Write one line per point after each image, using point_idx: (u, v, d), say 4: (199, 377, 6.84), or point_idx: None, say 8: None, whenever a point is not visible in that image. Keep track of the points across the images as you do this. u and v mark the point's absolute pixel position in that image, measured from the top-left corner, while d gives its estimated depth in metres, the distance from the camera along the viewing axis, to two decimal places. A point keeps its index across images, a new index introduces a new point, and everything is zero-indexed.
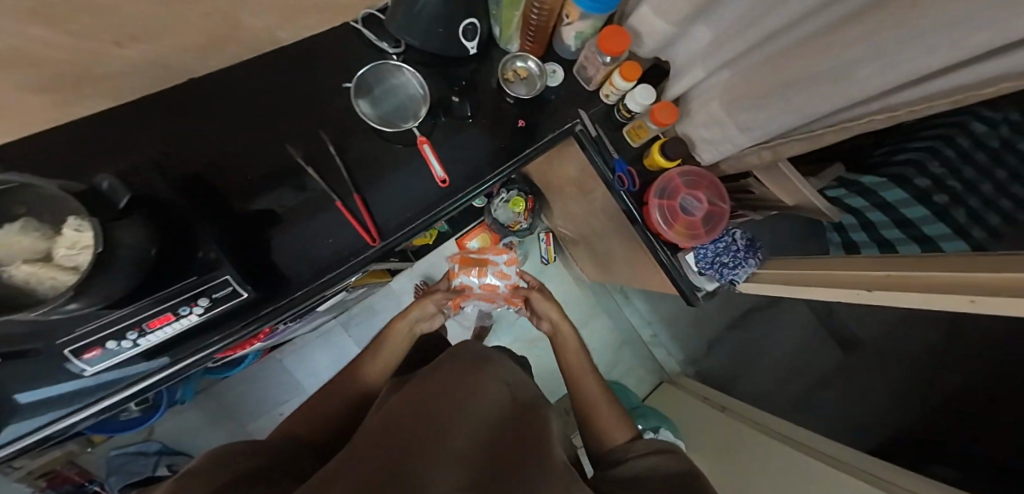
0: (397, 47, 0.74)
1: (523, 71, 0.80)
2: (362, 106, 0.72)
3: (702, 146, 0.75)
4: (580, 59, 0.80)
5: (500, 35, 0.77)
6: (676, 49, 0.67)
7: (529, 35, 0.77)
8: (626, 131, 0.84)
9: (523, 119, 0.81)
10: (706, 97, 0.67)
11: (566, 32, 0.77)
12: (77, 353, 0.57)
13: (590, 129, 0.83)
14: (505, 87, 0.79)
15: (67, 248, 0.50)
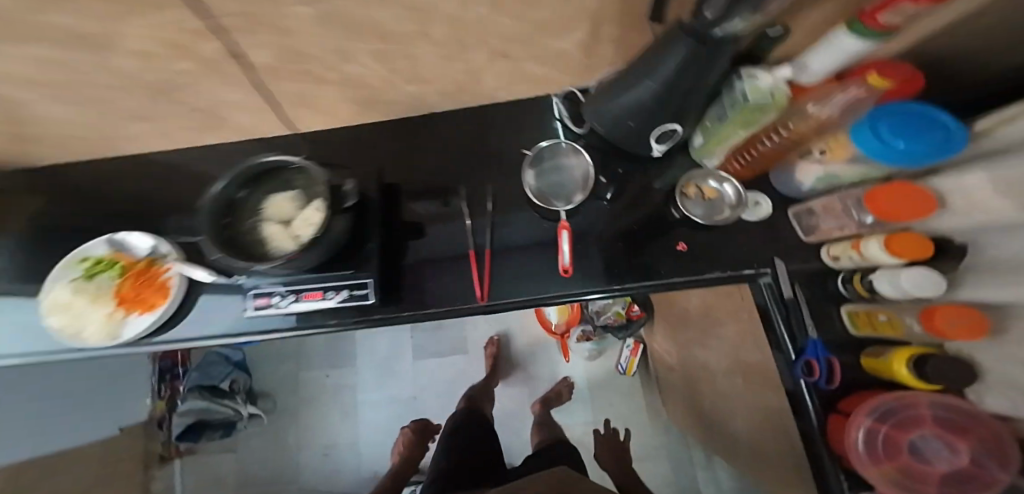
0: (581, 128, 0.70)
1: (712, 192, 0.65)
2: (524, 177, 0.67)
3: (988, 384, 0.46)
4: (816, 203, 0.60)
5: (700, 148, 0.64)
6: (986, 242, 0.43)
7: (739, 157, 0.62)
8: (847, 311, 0.59)
9: (687, 243, 0.64)
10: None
11: (807, 167, 0.57)
12: (250, 298, 0.59)
13: (783, 287, 0.61)
14: (683, 204, 0.64)
15: (298, 217, 0.57)
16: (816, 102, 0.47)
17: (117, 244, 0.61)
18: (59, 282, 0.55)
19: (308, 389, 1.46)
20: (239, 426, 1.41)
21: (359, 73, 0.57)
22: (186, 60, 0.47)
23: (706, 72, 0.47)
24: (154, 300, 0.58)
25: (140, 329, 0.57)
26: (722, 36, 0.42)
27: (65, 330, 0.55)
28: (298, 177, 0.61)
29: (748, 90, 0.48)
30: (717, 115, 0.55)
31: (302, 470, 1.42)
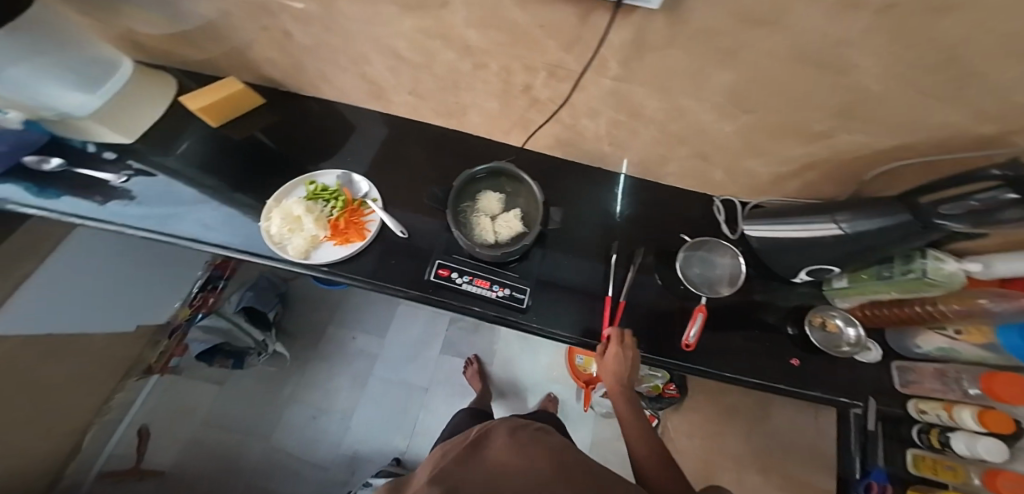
0: (735, 234, 0.80)
1: (833, 327, 0.81)
2: (679, 259, 0.74)
3: None
4: (924, 365, 0.76)
5: (841, 289, 0.80)
6: None
7: (873, 309, 0.78)
8: (913, 453, 0.76)
9: (802, 360, 0.78)
10: None
11: (931, 337, 0.72)
12: (433, 267, 0.66)
13: (869, 419, 0.76)
14: (808, 328, 0.79)
15: (502, 218, 0.64)
16: (991, 300, 0.63)
17: (342, 180, 0.71)
18: (297, 200, 0.65)
19: (327, 344, 1.32)
20: (248, 358, 1.24)
21: (586, 126, 0.66)
22: (511, 75, 0.58)
23: (905, 239, 0.56)
24: (354, 236, 0.66)
25: (335, 258, 0.65)
26: (937, 224, 0.52)
27: (279, 234, 0.64)
28: (511, 184, 0.67)
29: (929, 268, 0.64)
30: (882, 271, 0.71)
31: (282, 427, 1.24)
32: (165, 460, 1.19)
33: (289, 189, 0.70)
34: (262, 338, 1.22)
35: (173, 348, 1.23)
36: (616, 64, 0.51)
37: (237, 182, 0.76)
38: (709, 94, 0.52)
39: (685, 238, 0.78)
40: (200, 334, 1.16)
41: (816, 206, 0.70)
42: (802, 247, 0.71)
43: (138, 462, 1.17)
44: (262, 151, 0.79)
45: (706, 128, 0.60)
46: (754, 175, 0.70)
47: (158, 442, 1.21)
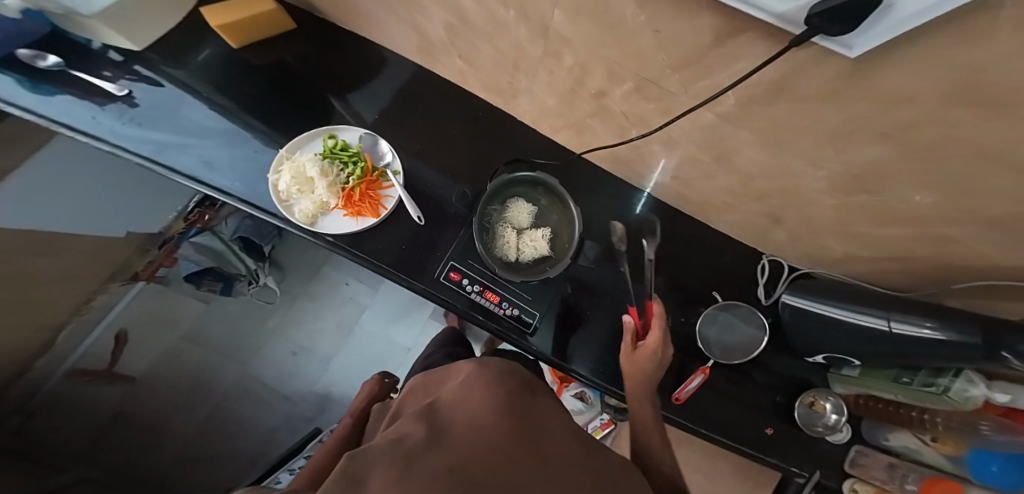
0: (768, 299, 0.74)
1: (821, 409, 0.75)
2: (705, 315, 0.69)
3: None
4: (879, 454, 0.75)
5: (845, 376, 0.75)
6: None
7: (869, 400, 0.75)
8: None
9: (775, 431, 0.76)
10: None
11: (905, 435, 0.70)
12: (445, 267, 0.60)
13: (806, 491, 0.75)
14: (796, 404, 0.75)
15: (529, 234, 0.58)
16: (990, 426, 0.59)
17: (365, 142, 0.63)
18: (311, 157, 0.58)
19: (319, 284, 1.26)
20: (238, 285, 1.17)
21: (657, 152, 0.57)
22: (587, 76, 0.49)
23: (960, 360, 0.54)
24: (367, 212, 0.58)
25: (343, 230, 0.58)
26: (1005, 355, 0.48)
27: (286, 191, 0.58)
28: (546, 198, 0.59)
29: (951, 387, 0.59)
30: (901, 375, 0.66)
31: (262, 356, 1.23)
32: (139, 366, 1.18)
33: (305, 140, 0.63)
34: (255, 267, 1.15)
35: (163, 259, 1.14)
36: (730, 100, 0.42)
37: (246, 118, 0.67)
38: (826, 155, 0.45)
39: (717, 298, 0.72)
40: (193, 252, 1.10)
41: (874, 294, 0.64)
42: (836, 332, 0.67)
43: (112, 366, 1.15)
44: (280, 86, 0.68)
45: (796, 189, 0.52)
46: (823, 246, 0.64)
47: (137, 347, 1.19)
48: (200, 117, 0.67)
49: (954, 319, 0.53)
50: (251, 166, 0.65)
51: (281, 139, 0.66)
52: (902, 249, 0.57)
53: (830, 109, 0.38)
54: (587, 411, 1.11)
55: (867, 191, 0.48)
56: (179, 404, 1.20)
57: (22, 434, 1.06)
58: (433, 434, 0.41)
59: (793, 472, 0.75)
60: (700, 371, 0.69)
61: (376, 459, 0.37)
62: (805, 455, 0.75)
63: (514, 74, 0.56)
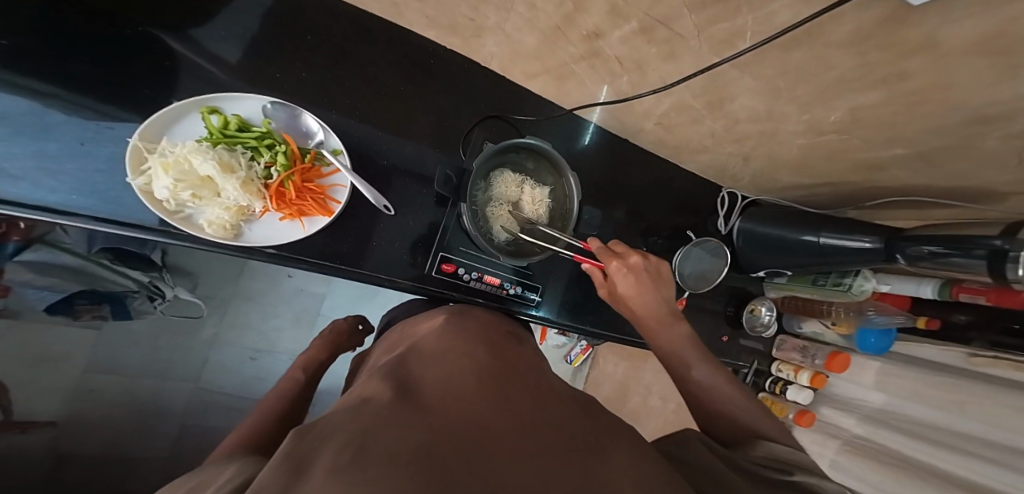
0: (725, 227, 0.84)
1: (758, 312, 0.89)
2: (678, 254, 0.74)
3: (823, 399, 0.93)
4: (795, 339, 0.94)
5: (777, 284, 0.88)
6: (850, 385, 0.88)
7: (791, 300, 0.90)
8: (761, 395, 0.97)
9: (728, 337, 0.90)
10: (850, 402, 0.88)
11: (813, 322, 0.88)
12: (436, 261, 0.58)
13: (749, 376, 0.95)
14: (742, 312, 0.88)
15: (522, 204, 0.55)
16: (874, 310, 0.78)
17: (274, 115, 0.47)
18: (193, 146, 0.42)
19: (252, 282, 1.04)
20: (132, 302, 0.91)
21: (647, 99, 0.53)
22: (581, 12, 0.39)
23: (864, 262, 0.63)
24: (313, 211, 0.48)
25: (286, 239, 0.48)
26: (896, 257, 0.58)
27: (172, 200, 0.42)
28: (533, 165, 0.57)
29: (854, 284, 0.74)
30: (817, 279, 0.79)
31: (212, 370, 1.04)
32: (50, 406, 0.88)
33: (169, 121, 0.44)
34: (148, 279, 0.89)
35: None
36: (741, 46, 0.38)
37: (60, 88, 0.44)
38: (817, 100, 0.45)
39: (690, 236, 0.80)
40: (34, 276, 0.77)
41: (796, 214, 0.72)
42: (772, 250, 0.75)
43: (9, 415, 0.84)
44: (75, 33, 0.45)
45: (777, 130, 0.54)
46: (776, 177, 0.71)
47: (30, 389, 0.86)
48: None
49: (865, 229, 0.62)
50: (91, 165, 0.44)
51: (118, 117, 0.46)
52: (838, 179, 0.64)
53: (839, 59, 0.37)
54: (566, 344, 1.15)
55: (839, 133, 0.50)
56: (132, 434, 0.95)
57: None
58: (409, 403, 0.31)
59: (738, 365, 0.93)
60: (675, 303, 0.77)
61: (339, 423, 0.27)
62: (747, 348, 0.93)
63: (480, 10, 0.44)
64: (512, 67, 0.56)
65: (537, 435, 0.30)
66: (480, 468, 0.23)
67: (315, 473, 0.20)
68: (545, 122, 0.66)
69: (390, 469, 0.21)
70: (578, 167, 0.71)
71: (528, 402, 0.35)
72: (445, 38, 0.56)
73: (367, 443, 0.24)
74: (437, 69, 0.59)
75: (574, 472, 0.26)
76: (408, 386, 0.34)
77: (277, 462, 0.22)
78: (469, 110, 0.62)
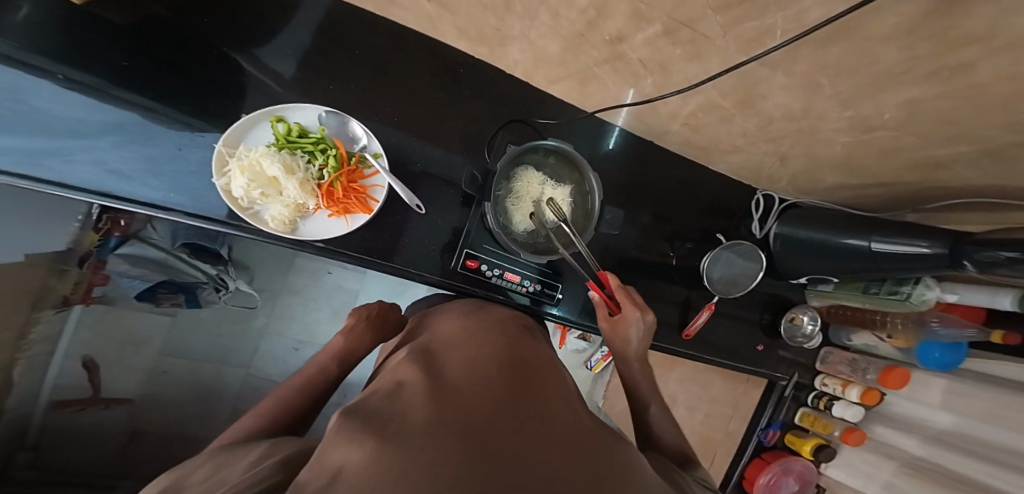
0: (760, 231, 0.81)
1: (800, 322, 0.85)
2: (709, 256, 0.73)
3: (880, 418, 0.87)
4: (842, 352, 0.88)
5: (821, 292, 0.83)
6: (911, 404, 0.81)
7: (838, 309, 0.84)
8: (802, 411, 0.93)
9: (765, 346, 0.86)
10: (911, 422, 0.81)
11: (865, 335, 0.82)
12: (461, 257, 0.61)
13: (789, 389, 0.91)
14: (781, 320, 0.84)
15: (545, 200, 0.57)
16: (939, 321, 0.72)
17: (327, 122, 0.53)
18: (264, 150, 0.47)
19: (299, 277, 1.12)
20: (201, 293, 1.00)
21: (673, 100, 0.54)
22: (604, 17, 0.41)
23: (919, 269, 0.58)
24: (356, 208, 0.52)
25: (332, 234, 0.52)
26: (964, 264, 0.52)
27: (245, 198, 0.48)
28: (555, 165, 0.59)
29: (913, 294, 0.67)
30: (868, 287, 0.74)
31: (261, 358, 1.10)
32: (130, 385, 1.00)
33: (245, 128, 0.50)
34: (216, 272, 0.99)
35: (91, 277, 0.90)
36: (770, 44, 0.38)
37: (153, 99, 0.51)
38: (857, 95, 0.43)
39: (720, 239, 0.78)
40: (129, 266, 0.90)
41: (841, 217, 0.69)
42: (814, 255, 0.72)
43: (97, 391, 0.97)
44: (168, 52, 0.52)
45: (815, 127, 0.52)
46: (816, 178, 0.68)
47: (117, 368, 0.99)
48: (63, 108, 0.48)
49: (922, 231, 0.57)
50: (185, 168, 0.52)
51: (201, 126, 0.53)
52: (884, 179, 0.61)
53: (874, 55, 0.36)
54: (589, 349, 1.14)
55: (883, 130, 0.48)
56: (195, 416, 1.04)
57: (47, 468, 0.89)
58: (438, 385, 0.33)
59: (777, 377, 0.88)
60: (704, 307, 0.75)
61: (375, 407, 0.30)
62: (787, 360, 0.89)
63: (507, 20, 0.47)
64: (538, 74, 0.59)
65: (556, 422, 0.32)
66: (510, 446, 0.26)
67: (358, 444, 0.23)
68: (569, 125, 0.68)
69: (432, 447, 0.23)
70: (602, 169, 0.71)
71: (546, 391, 0.37)
72: (475, 50, 0.60)
73: (398, 424, 0.27)
74: (469, 77, 0.63)
75: (591, 456, 0.29)
76: (435, 372, 0.37)
77: (330, 450, 0.24)
78: (498, 116, 0.65)
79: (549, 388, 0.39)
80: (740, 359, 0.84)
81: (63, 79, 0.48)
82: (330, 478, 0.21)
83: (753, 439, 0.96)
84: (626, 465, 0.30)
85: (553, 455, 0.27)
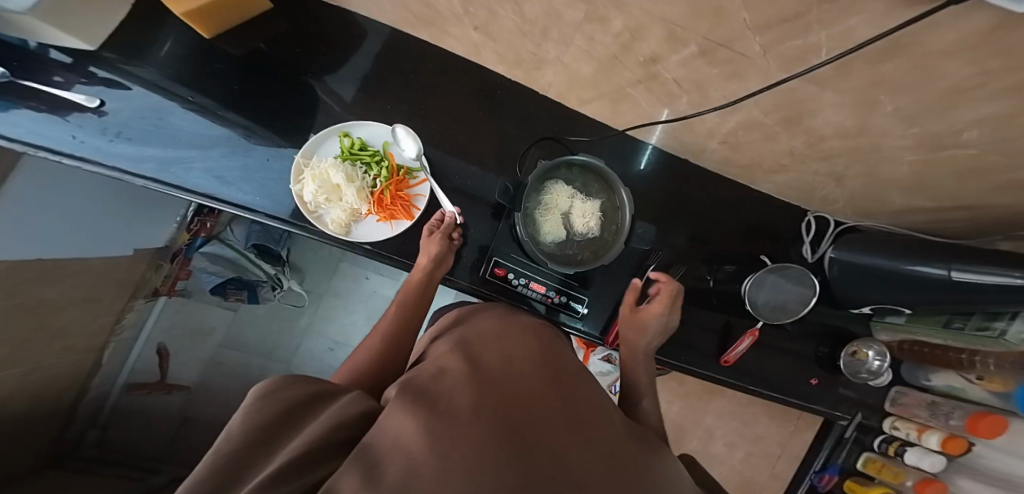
0: (813, 255, 0.76)
1: (863, 356, 0.77)
2: (752, 278, 0.69)
3: (965, 472, 0.75)
4: (919, 393, 0.78)
5: (890, 324, 0.76)
6: (1004, 458, 0.67)
7: (913, 345, 0.75)
8: (866, 456, 0.83)
9: (819, 381, 0.78)
10: (1000, 480, 0.68)
11: (948, 375, 0.72)
12: (489, 265, 0.63)
13: (849, 431, 0.82)
14: (839, 353, 0.76)
15: (575, 212, 0.58)
16: None
17: (382, 138, 0.59)
18: (332, 162, 0.53)
19: (342, 280, 1.20)
20: (261, 291, 1.10)
21: (710, 118, 0.53)
22: (638, 40, 0.42)
23: (1007, 303, 0.50)
24: (401, 215, 0.57)
25: (379, 237, 0.57)
26: None
27: (313, 202, 0.54)
28: (584, 178, 0.60)
29: (1008, 330, 0.58)
30: (952, 321, 0.65)
31: (302, 355, 1.19)
32: (190, 374, 1.13)
33: (317, 143, 0.56)
34: (274, 272, 1.08)
35: (178, 272, 1.04)
36: (814, 61, 0.36)
37: (232, 117, 0.59)
38: (923, 112, 0.39)
39: (766, 261, 0.73)
40: (209, 264, 1.01)
41: (918, 241, 0.61)
42: (879, 282, 0.65)
43: (164, 376, 1.11)
44: (265, 77, 0.60)
45: (873, 145, 0.49)
46: (880, 199, 0.62)
47: (183, 357, 1.12)
48: (190, 125, 0.58)
49: (1012, 258, 0.49)
50: (270, 174, 0.58)
51: (282, 142, 0.60)
52: (957, 202, 0.55)
53: (936, 70, 0.33)
54: None
55: (955, 148, 0.43)
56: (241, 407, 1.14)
57: (107, 447, 1.04)
58: (479, 371, 0.35)
59: (836, 416, 0.80)
60: (746, 334, 0.70)
61: (424, 386, 0.33)
62: (847, 399, 0.80)
63: (543, 44, 0.48)
64: (573, 94, 0.60)
65: (589, 416, 0.34)
66: (548, 441, 0.28)
67: (408, 419, 0.26)
68: (602, 142, 0.68)
69: (477, 436, 0.25)
70: (637, 186, 0.70)
71: (580, 386, 0.39)
72: (512, 72, 0.62)
73: (444, 402, 0.29)
74: (505, 97, 0.66)
75: (624, 454, 0.30)
76: (475, 359, 0.39)
77: (387, 424, 0.27)
78: (532, 134, 0.67)
79: (583, 382, 0.40)
80: (789, 393, 0.77)
81: (194, 104, 0.58)
82: (392, 451, 0.24)
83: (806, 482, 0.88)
84: (656, 465, 0.31)
85: (588, 451, 0.28)
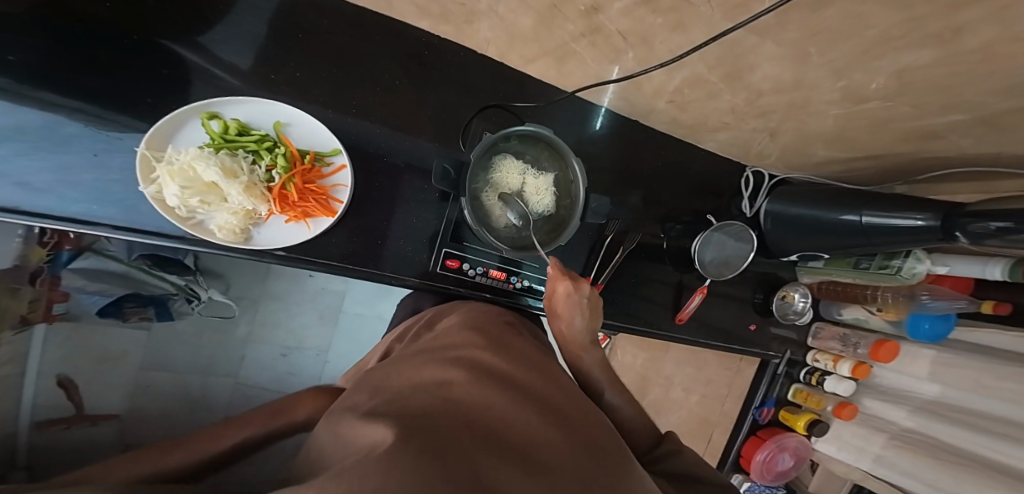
0: (750, 209, 0.79)
1: (791, 299, 0.84)
2: (699, 238, 0.70)
3: (871, 391, 0.86)
4: (834, 326, 0.87)
5: (811, 268, 0.82)
6: (901, 376, 0.81)
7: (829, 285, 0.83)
8: (795, 387, 0.93)
9: (757, 326, 0.85)
10: (899, 393, 0.82)
11: (855, 309, 0.81)
12: (441, 256, 0.58)
13: (781, 366, 0.91)
14: (773, 298, 0.83)
15: (528, 189, 0.54)
16: (929, 293, 0.70)
17: (272, 115, 0.48)
18: (196, 152, 0.42)
19: (280, 281, 1.08)
20: (172, 304, 0.95)
21: (656, 76, 0.50)
22: None
23: (905, 243, 0.57)
24: (317, 211, 0.48)
25: (293, 241, 0.48)
26: (954, 234, 0.51)
27: (183, 207, 0.43)
28: (530, 151, 0.56)
29: (903, 267, 0.66)
30: (860, 262, 0.71)
31: (248, 366, 1.07)
32: (114, 400, 0.94)
33: (173, 127, 0.45)
34: (184, 282, 0.94)
35: (49, 293, 0.84)
36: (756, 8, 0.34)
37: (50, 97, 0.45)
38: (852, 62, 0.39)
39: (711, 220, 0.76)
40: (86, 282, 0.85)
41: (834, 191, 0.66)
42: (803, 233, 0.70)
43: (81, 408, 0.91)
44: (91, 41, 0.46)
45: (807, 99, 0.49)
46: (807, 152, 0.66)
47: (98, 385, 0.94)
48: None
49: (914, 204, 0.55)
50: (110, 175, 0.46)
51: (128, 127, 0.48)
52: (871, 153, 0.59)
53: (871, 18, 0.32)
54: None
55: (877, 99, 0.45)
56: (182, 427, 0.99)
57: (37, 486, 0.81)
58: (424, 424, 0.29)
59: (770, 355, 0.88)
60: (696, 291, 0.74)
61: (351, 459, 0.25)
62: (779, 339, 0.88)
63: None
64: (511, 53, 0.54)
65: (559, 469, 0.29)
66: None
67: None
68: (549, 107, 0.64)
69: None
70: (586, 152, 0.68)
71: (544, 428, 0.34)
72: (440, 28, 0.54)
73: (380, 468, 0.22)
74: (436, 59, 0.58)
75: None
76: (422, 407, 0.32)
77: None
78: (472, 102, 0.60)
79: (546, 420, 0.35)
80: (732, 340, 0.83)
81: None
82: None
83: (749, 417, 0.96)
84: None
85: None
